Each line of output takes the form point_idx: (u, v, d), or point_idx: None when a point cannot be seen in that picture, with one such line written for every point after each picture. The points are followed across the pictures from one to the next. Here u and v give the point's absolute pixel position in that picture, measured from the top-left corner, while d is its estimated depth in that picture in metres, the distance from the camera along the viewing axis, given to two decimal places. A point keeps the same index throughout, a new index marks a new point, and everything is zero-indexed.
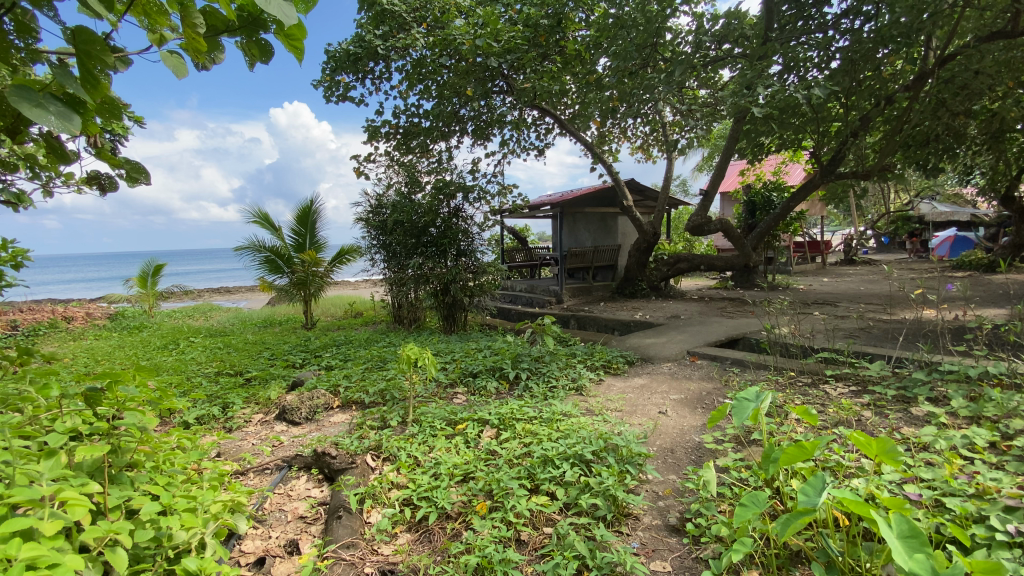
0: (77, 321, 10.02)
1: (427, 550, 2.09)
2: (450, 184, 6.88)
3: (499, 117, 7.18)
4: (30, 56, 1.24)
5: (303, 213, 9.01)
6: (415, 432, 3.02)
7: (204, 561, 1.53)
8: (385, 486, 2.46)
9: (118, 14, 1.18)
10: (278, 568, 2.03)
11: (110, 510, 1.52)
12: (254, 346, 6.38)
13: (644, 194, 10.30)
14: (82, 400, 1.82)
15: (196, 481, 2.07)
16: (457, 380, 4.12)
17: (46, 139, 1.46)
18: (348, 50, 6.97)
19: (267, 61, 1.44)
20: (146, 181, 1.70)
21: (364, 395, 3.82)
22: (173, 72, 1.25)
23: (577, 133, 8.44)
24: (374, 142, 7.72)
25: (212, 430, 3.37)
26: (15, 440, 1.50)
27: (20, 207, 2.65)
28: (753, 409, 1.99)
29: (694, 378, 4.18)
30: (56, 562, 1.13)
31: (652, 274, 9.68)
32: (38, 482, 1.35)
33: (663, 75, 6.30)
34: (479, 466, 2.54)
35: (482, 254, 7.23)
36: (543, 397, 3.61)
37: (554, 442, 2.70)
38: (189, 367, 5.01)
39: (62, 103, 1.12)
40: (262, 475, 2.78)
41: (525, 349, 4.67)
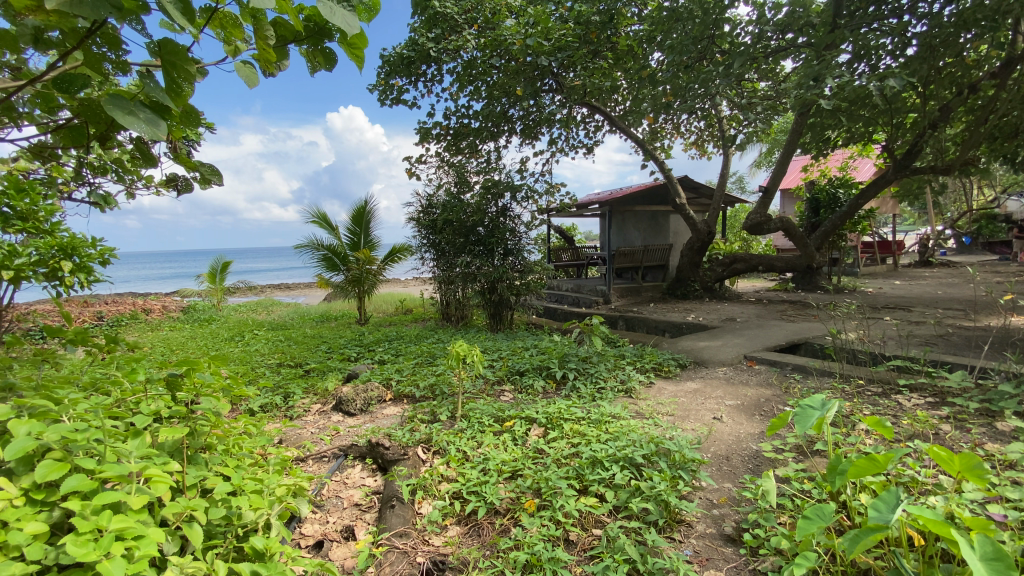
0: (154, 313, 10.85)
1: (476, 544, 2.11)
2: (499, 183, 6.91)
3: (549, 116, 7.12)
4: (119, 69, 1.35)
5: (358, 213, 9.34)
6: (463, 428, 3.07)
7: (269, 541, 1.61)
8: (436, 478, 2.52)
9: (198, 27, 1.26)
10: (336, 552, 2.12)
11: (187, 488, 1.63)
12: (313, 340, 6.68)
13: (698, 192, 9.97)
14: (164, 384, 1.97)
15: (262, 465, 2.19)
16: (505, 377, 4.15)
17: (134, 143, 1.59)
18: (402, 54, 7.20)
19: (330, 69, 1.50)
20: (219, 182, 1.81)
21: (415, 389, 3.93)
22: (246, 82, 1.33)
23: (628, 129, 8.26)
24: (426, 143, 7.90)
25: (276, 418, 3.57)
26: (107, 420, 1.63)
27: (107, 208, 2.90)
28: (818, 419, 1.87)
29: (751, 384, 4.01)
30: (141, 534, 1.23)
31: (706, 275, 9.36)
32: (126, 458, 1.46)
33: (722, 67, 6.07)
34: (528, 464, 2.54)
35: (529, 253, 7.21)
36: (591, 398, 3.57)
37: (604, 443, 2.66)
38: (255, 358, 5.31)
39: (150, 110, 1.21)
40: (321, 462, 2.91)
41: (573, 349, 4.63)
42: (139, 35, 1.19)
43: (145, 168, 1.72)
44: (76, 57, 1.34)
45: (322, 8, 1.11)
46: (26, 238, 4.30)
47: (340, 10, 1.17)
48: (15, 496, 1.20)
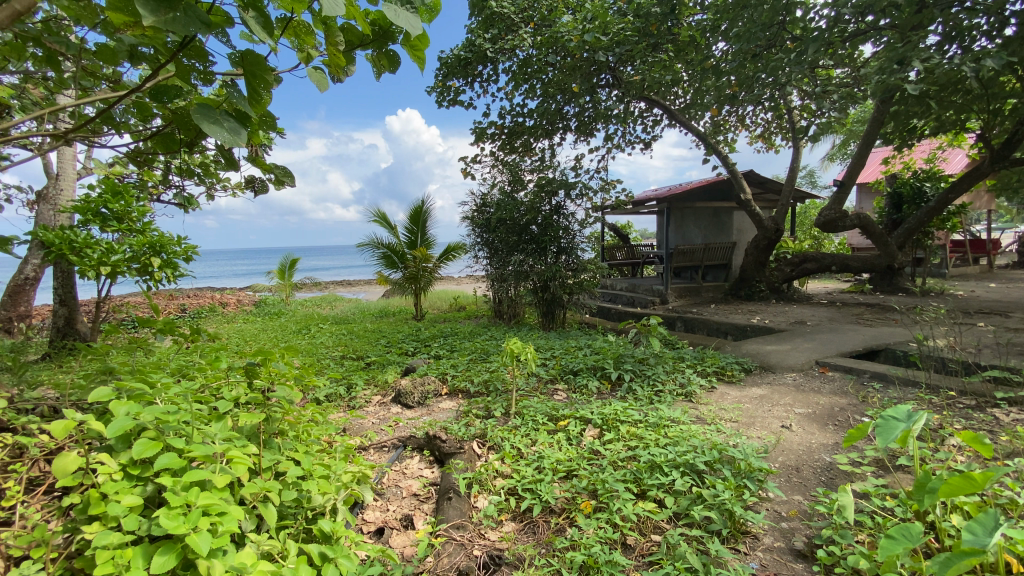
0: (230, 307, 11.69)
1: (532, 541, 2.11)
2: (553, 180, 6.85)
3: (605, 112, 6.98)
4: (204, 80, 1.45)
5: (415, 212, 9.61)
6: (518, 424, 3.09)
7: (336, 525, 1.69)
8: (491, 474, 2.55)
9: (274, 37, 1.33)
10: (396, 540, 2.19)
11: (264, 470, 1.74)
12: (373, 334, 6.94)
13: (764, 187, 9.45)
14: (243, 372, 2.12)
15: (329, 452, 2.30)
16: (558, 376, 4.12)
17: (219, 149, 1.71)
18: (459, 55, 7.33)
19: (394, 71, 1.54)
20: (291, 183, 1.91)
21: (470, 384, 4.00)
22: (318, 87, 1.39)
23: (689, 123, 7.95)
24: (481, 143, 7.99)
25: (340, 407, 3.74)
26: (194, 403, 1.77)
27: (190, 210, 3.15)
28: (903, 431, 1.71)
29: (823, 392, 3.75)
30: (224, 510, 1.31)
31: (773, 275, 8.87)
32: (211, 439, 1.57)
33: (793, 54, 5.71)
34: (583, 464, 2.51)
35: (583, 251, 7.11)
36: (649, 401, 3.48)
37: (663, 448, 2.58)
38: (321, 350, 5.59)
39: (234, 120, 1.29)
40: (381, 451, 3.01)
41: (629, 350, 4.52)
42: (224, 46, 1.28)
43: (227, 171, 1.84)
44: (164, 70, 1.46)
45: (388, 12, 1.14)
46: (122, 236, 4.75)
47: (404, 12, 1.20)
48: (115, 471, 1.33)
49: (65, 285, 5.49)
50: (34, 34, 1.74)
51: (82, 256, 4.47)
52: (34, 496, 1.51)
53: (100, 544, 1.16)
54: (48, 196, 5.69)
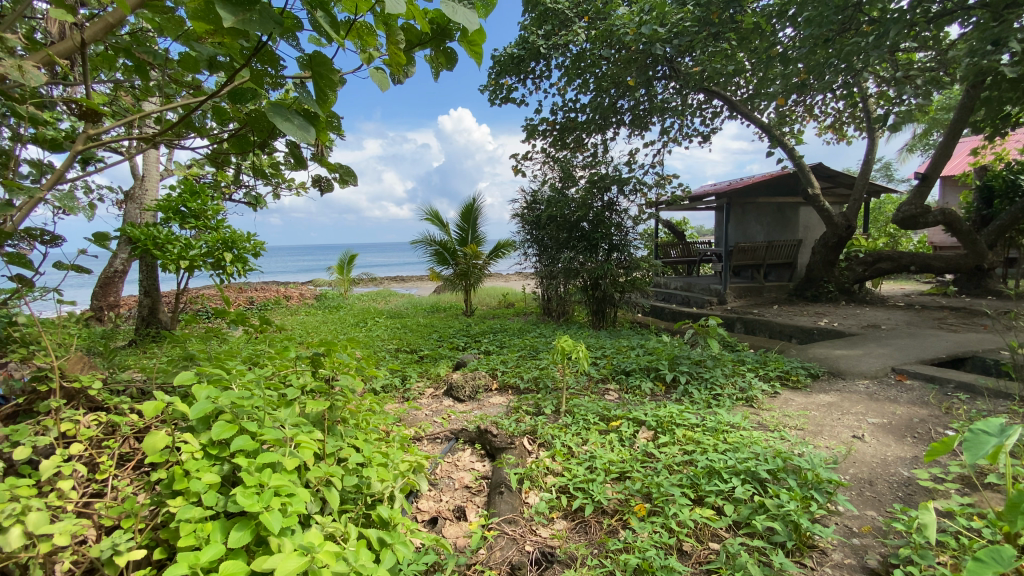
0: (293, 299, 12.33)
1: (584, 541, 2.08)
2: (605, 176, 6.72)
3: (661, 106, 6.77)
4: (274, 84, 1.52)
5: (466, 210, 9.76)
6: (568, 423, 3.06)
7: (393, 512, 1.74)
8: (542, 471, 2.54)
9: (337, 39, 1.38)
10: (449, 530, 2.23)
11: (328, 455, 1.82)
12: (425, 328, 7.11)
13: (834, 181, 8.86)
14: (309, 362, 2.22)
15: (387, 441, 2.37)
16: (610, 376, 4.05)
17: (290, 149, 1.79)
18: (512, 53, 7.36)
19: (451, 68, 1.56)
20: (354, 183, 1.97)
21: (520, 380, 4.01)
22: (380, 86, 1.40)
23: (751, 114, 7.58)
24: (532, 140, 7.98)
25: (395, 398, 3.86)
26: (266, 389, 1.88)
27: (258, 208, 3.34)
28: (995, 447, 1.53)
29: (900, 401, 3.48)
30: (293, 492, 1.38)
31: (842, 275, 8.32)
32: (281, 424, 1.66)
33: (871, 37, 5.31)
34: (636, 466, 2.46)
35: (635, 248, 6.94)
36: (706, 405, 3.36)
37: (722, 454, 2.48)
38: (377, 342, 5.79)
39: (302, 118, 1.35)
40: (434, 443, 3.07)
41: (684, 351, 4.38)
42: (294, 50, 1.33)
43: (295, 170, 1.92)
44: (240, 76, 1.54)
45: (446, 8, 1.16)
46: (198, 233, 5.11)
47: (461, 8, 1.20)
48: (197, 449, 1.43)
49: (149, 277, 5.97)
50: (125, 46, 1.89)
51: (164, 251, 4.84)
52: (125, 470, 1.64)
53: (184, 517, 1.25)
54: (135, 196, 6.21)
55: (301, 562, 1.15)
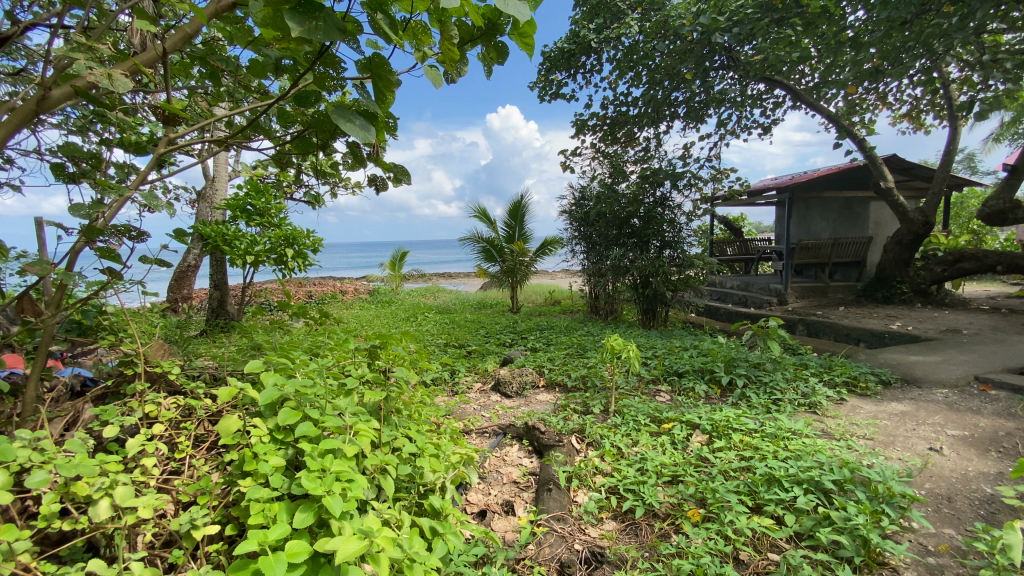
0: (348, 294, 12.81)
1: (635, 543, 2.04)
2: (658, 171, 6.54)
3: (719, 97, 6.51)
4: (334, 87, 1.56)
5: (514, 207, 9.81)
6: (618, 423, 3.01)
7: (445, 502, 1.78)
8: (591, 470, 2.52)
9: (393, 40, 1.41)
10: (498, 524, 2.25)
11: (384, 444, 1.88)
12: (473, 324, 7.20)
13: (910, 174, 8.23)
14: (366, 354, 2.30)
15: (439, 433, 2.42)
16: (661, 377, 3.95)
17: (349, 148, 1.85)
18: (563, 48, 7.30)
19: (502, 62, 1.56)
20: (409, 181, 2.01)
21: (567, 378, 3.99)
22: (435, 82, 1.41)
23: (817, 103, 7.15)
24: (582, 135, 7.89)
25: (445, 391, 3.94)
26: (328, 378, 1.96)
27: (317, 206, 3.48)
28: None
29: (985, 413, 3.19)
30: (352, 478, 1.43)
31: (917, 276, 7.72)
32: (341, 413, 1.73)
33: (956, 16, 4.91)
34: (690, 471, 2.39)
35: (689, 245, 6.72)
36: (765, 410, 3.21)
37: (783, 461, 2.37)
38: (427, 336, 5.92)
39: (363, 118, 1.39)
40: (483, 437, 3.11)
41: (741, 353, 4.19)
42: (354, 52, 1.37)
43: (353, 169, 1.98)
44: (305, 80, 1.61)
45: (498, 1, 1.15)
46: (263, 230, 5.40)
47: (513, 1, 1.20)
48: (265, 434, 1.52)
49: (218, 271, 6.37)
50: (201, 54, 2.02)
51: (232, 246, 5.14)
52: (200, 450, 1.76)
53: (254, 496, 1.33)
54: (206, 196, 6.63)
55: (361, 545, 1.19)
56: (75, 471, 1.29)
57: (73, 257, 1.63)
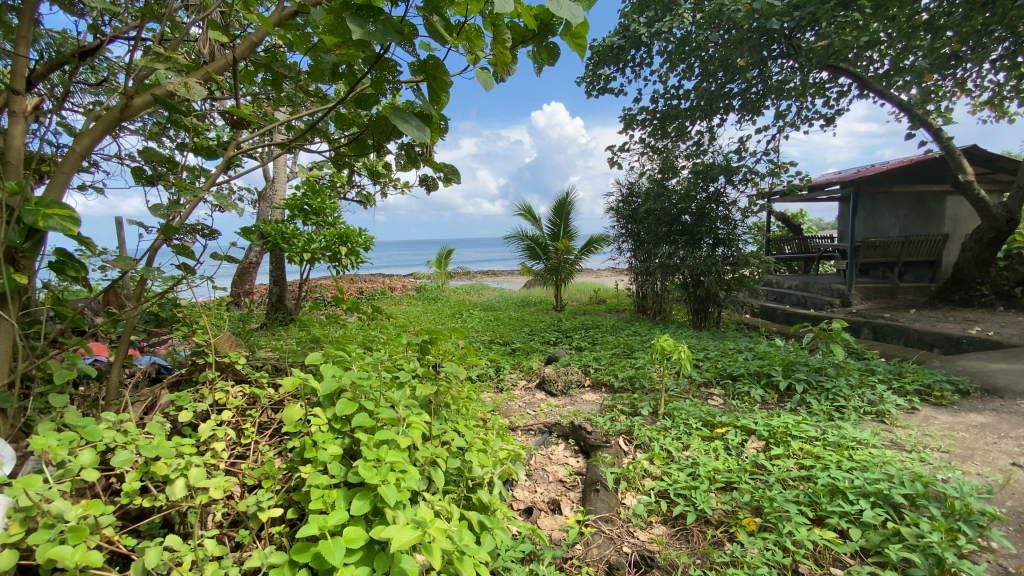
0: (397, 291, 13.17)
1: (686, 549, 1.99)
2: (712, 166, 6.31)
3: (778, 87, 6.20)
4: (390, 90, 1.61)
5: (560, 205, 9.77)
6: (668, 426, 2.94)
7: (493, 497, 1.80)
8: (640, 472, 2.47)
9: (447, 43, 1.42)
10: (544, 522, 2.24)
11: (435, 437, 1.92)
12: (517, 322, 7.22)
13: (993, 166, 7.55)
14: (417, 349, 2.36)
15: (487, 429, 2.45)
16: (713, 380, 3.82)
17: (403, 148, 1.90)
18: (611, 43, 7.20)
19: (554, 63, 1.56)
20: (458, 180, 2.03)
21: (614, 378, 3.93)
22: (487, 85, 1.42)
23: (887, 91, 6.68)
24: (630, 130, 7.73)
25: (491, 388, 3.98)
26: (383, 372, 2.03)
27: (369, 205, 3.59)
28: None
29: None
30: (406, 468, 1.47)
31: (1000, 277, 7.10)
32: (395, 405, 1.79)
33: None
34: (745, 478, 2.30)
35: (744, 243, 6.44)
36: (827, 417, 3.04)
37: (847, 472, 2.24)
38: (472, 333, 5.99)
39: (418, 120, 1.43)
40: (528, 434, 3.11)
41: (801, 357, 3.98)
42: (409, 56, 1.40)
43: (405, 169, 2.03)
44: (363, 83, 1.66)
45: (551, 3, 1.14)
46: (318, 228, 5.62)
47: (566, 2, 1.18)
48: (325, 423, 1.58)
49: (277, 268, 6.69)
50: (266, 62, 2.13)
51: (290, 244, 5.38)
52: (265, 436, 1.86)
53: (315, 482, 1.39)
54: (267, 196, 6.98)
55: (415, 535, 1.22)
56: (155, 451, 1.40)
57: (153, 254, 1.76)
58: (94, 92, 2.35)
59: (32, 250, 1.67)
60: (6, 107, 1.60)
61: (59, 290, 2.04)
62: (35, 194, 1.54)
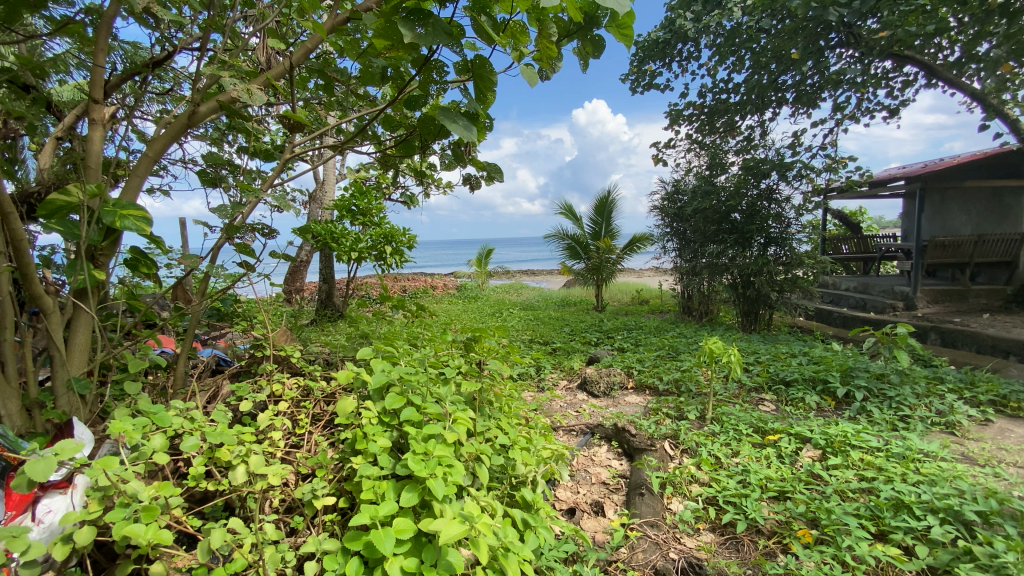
0: (438, 289, 13.38)
1: (736, 559, 1.92)
2: (763, 161, 6.05)
3: (836, 78, 5.88)
4: (438, 90, 1.63)
5: (602, 203, 9.66)
6: (716, 431, 2.85)
7: (536, 496, 1.80)
8: (687, 478, 2.41)
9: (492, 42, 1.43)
10: (587, 523, 2.23)
11: (479, 434, 1.95)
12: (558, 321, 7.19)
13: None
14: (462, 346, 2.39)
15: (530, 428, 2.45)
16: (765, 385, 3.68)
17: (451, 147, 1.93)
18: (657, 38, 7.06)
19: (599, 56, 1.54)
20: (502, 179, 2.04)
21: (659, 381, 3.85)
22: (532, 81, 1.42)
23: (959, 80, 6.22)
24: (676, 126, 7.54)
25: (532, 387, 3.98)
26: (431, 368, 2.07)
27: (414, 206, 3.67)
28: None
29: None
30: (452, 463, 1.49)
31: None
32: (442, 400, 1.82)
33: None
34: (800, 488, 2.20)
35: (797, 242, 6.16)
36: (889, 427, 2.87)
37: (913, 486, 2.10)
38: (513, 332, 6.01)
39: (465, 118, 1.44)
40: (570, 435, 3.09)
41: (860, 363, 3.78)
42: (456, 56, 1.42)
43: (451, 168, 2.06)
44: (412, 85, 1.70)
45: None
46: (365, 228, 5.79)
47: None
48: (376, 415, 1.63)
49: (326, 266, 6.93)
50: (319, 67, 2.21)
51: (338, 244, 5.57)
52: (318, 427, 1.93)
53: (366, 474, 1.43)
54: (317, 198, 7.25)
55: (463, 529, 1.24)
56: (219, 439, 1.49)
57: (216, 252, 1.86)
58: (164, 101, 2.51)
59: (110, 249, 1.80)
60: (88, 116, 1.73)
61: (132, 286, 2.19)
62: (113, 196, 1.66)
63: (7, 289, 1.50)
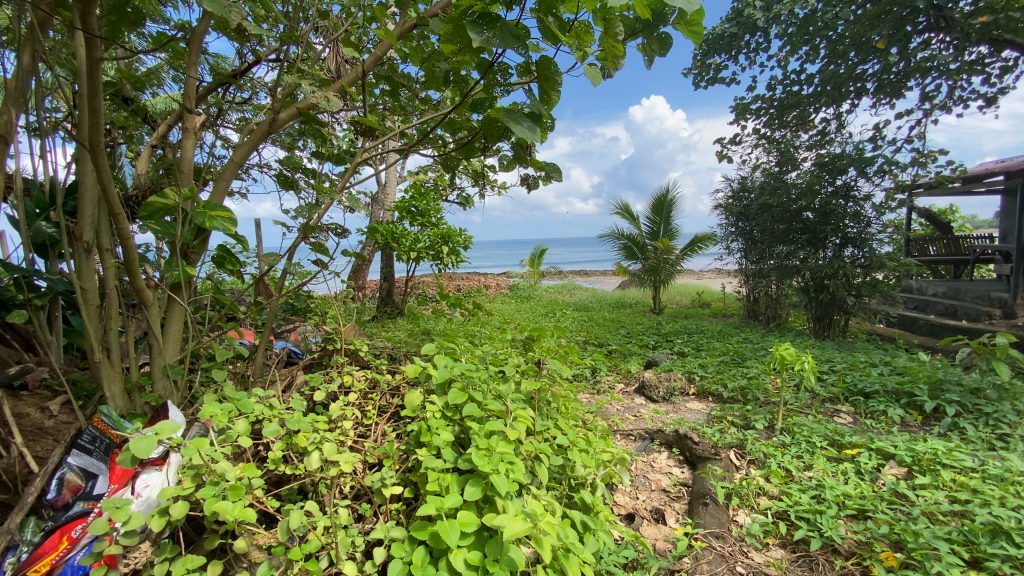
0: (492, 289, 13.51)
1: None
2: (839, 157, 5.67)
3: (924, 64, 5.42)
4: (501, 91, 1.65)
5: (660, 202, 9.41)
6: (787, 443, 2.71)
7: (596, 498, 1.79)
8: (754, 490, 2.31)
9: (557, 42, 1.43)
10: (648, 530, 2.18)
11: (539, 433, 1.95)
12: (613, 323, 7.07)
13: None
14: (522, 345, 2.41)
15: (589, 430, 2.43)
16: (841, 396, 3.44)
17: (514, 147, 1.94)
18: (723, 30, 6.79)
19: (665, 54, 1.50)
20: (560, 179, 2.03)
21: (722, 388, 3.70)
22: (595, 80, 1.40)
23: None
24: (742, 121, 7.21)
25: (588, 388, 3.94)
26: (492, 366, 2.10)
27: (472, 206, 3.73)
28: None
29: None
30: (513, 460, 1.51)
31: None
32: (504, 398, 1.84)
33: None
34: (881, 507, 2.05)
35: (878, 243, 5.73)
36: (986, 446, 2.61)
37: (1015, 511, 1.90)
38: (568, 334, 5.98)
39: (529, 119, 1.46)
40: (628, 439, 3.03)
41: (952, 374, 3.45)
42: (520, 58, 1.43)
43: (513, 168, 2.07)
44: (476, 88, 1.73)
45: None
46: (424, 228, 5.95)
47: None
48: (440, 408, 1.67)
49: (386, 265, 7.17)
50: (387, 73, 2.30)
51: (399, 244, 5.75)
52: (385, 419, 2.01)
53: (430, 466, 1.48)
54: (379, 199, 7.52)
55: (526, 526, 1.25)
56: (296, 425, 1.59)
57: (292, 251, 1.98)
58: (245, 109, 2.69)
59: (200, 247, 1.95)
60: (182, 124, 1.88)
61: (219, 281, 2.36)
62: (205, 198, 1.80)
63: (116, 282, 1.65)
